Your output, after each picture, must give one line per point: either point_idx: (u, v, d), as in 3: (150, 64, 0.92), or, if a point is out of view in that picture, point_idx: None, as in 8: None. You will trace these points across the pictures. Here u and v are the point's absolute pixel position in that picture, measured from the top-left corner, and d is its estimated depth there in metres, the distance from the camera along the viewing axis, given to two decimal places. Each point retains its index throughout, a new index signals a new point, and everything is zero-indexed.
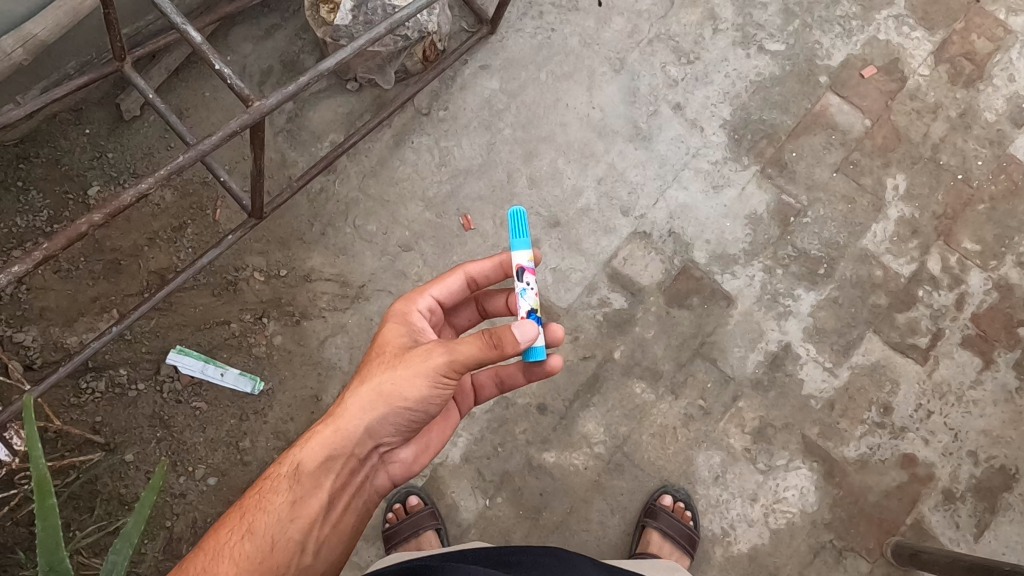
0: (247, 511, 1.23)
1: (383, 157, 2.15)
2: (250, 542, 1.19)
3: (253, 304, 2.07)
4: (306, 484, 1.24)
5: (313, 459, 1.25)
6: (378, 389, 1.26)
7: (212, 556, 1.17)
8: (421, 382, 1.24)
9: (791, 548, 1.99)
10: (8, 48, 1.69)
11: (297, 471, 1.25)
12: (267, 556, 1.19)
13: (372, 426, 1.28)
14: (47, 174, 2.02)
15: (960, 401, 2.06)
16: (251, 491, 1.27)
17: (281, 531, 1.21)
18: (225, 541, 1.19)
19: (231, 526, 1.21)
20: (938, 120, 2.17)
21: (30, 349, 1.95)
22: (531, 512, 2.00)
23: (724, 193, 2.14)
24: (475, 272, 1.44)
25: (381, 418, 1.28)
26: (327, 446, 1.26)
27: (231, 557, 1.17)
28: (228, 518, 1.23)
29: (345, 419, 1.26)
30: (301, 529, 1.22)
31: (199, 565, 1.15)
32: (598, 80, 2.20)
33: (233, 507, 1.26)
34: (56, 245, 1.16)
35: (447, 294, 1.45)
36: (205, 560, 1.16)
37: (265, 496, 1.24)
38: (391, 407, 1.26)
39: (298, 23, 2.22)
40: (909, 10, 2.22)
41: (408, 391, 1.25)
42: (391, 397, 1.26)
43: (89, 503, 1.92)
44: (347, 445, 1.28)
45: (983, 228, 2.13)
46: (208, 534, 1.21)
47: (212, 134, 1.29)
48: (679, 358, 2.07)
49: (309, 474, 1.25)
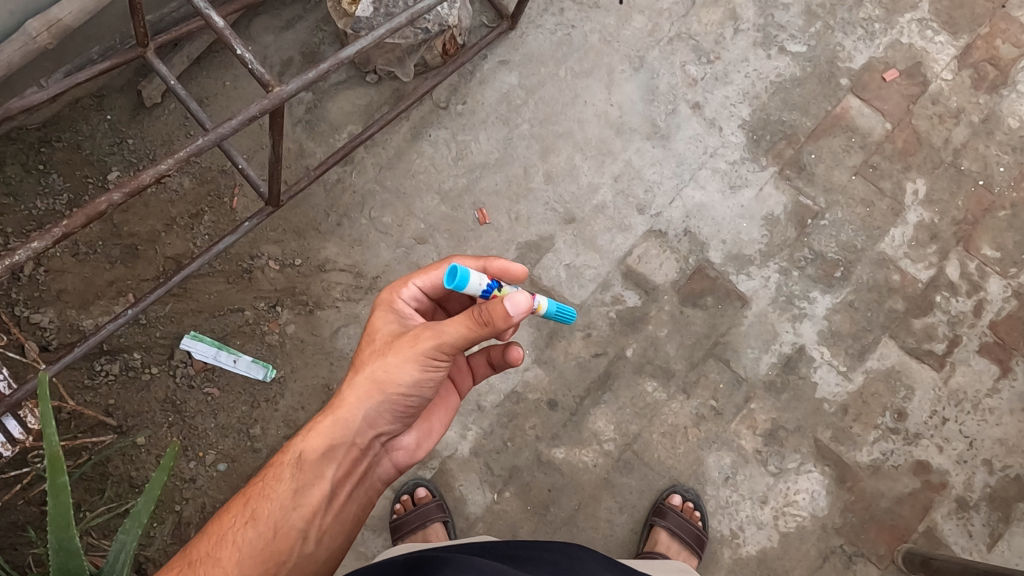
0: (250, 498, 1.23)
1: (400, 149, 2.16)
2: (253, 528, 1.19)
3: (267, 292, 2.08)
4: (308, 472, 1.24)
5: (314, 447, 1.25)
6: (372, 377, 1.25)
7: (215, 540, 1.18)
8: (412, 366, 1.24)
9: (801, 552, 1.98)
10: (33, 32, 1.71)
11: (300, 459, 1.25)
12: (270, 542, 1.19)
13: (370, 414, 1.27)
14: (68, 158, 2.04)
15: (975, 408, 2.04)
16: (255, 479, 1.27)
17: (283, 518, 1.21)
18: (230, 526, 1.20)
19: (234, 513, 1.21)
20: (960, 126, 2.15)
21: (47, 330, 1.96)
22: (539, 507, 2.00)
23: (742, 193, 2.13)
24: (461, 270, 1.36)
25: (378, 406, 1.27)
26: (327, 435, 1.26)
27: (235, 542, 1.17)
28: (233, 505, 1.23)
29: (343, 407, 1.26)
30: (303, 517, 1.22)
31: (203, 549, 1.17)
32: (617, 78, 2.19)
33: (239, 495, 1.26)
34: (75, 223, 1.17)
35: (431, 285, 1.40)
36: (209, 545, 1.17)
37: (269, 484, 1.24)
38: (387, 394, 1.25)
39: (319, 15, 2.23)
40: (934, 14, 2.20)
41: (402, 376, 1.25)
42: (385, 384, 1.25)
43: (99, 485, 1.93)
44: (349, 434, 1.27)
45: (1003, 235, 2.11)
46: (212, 520, 1.23)
47: (232, 118, 1.30)
48: (691, 358, 2.06)
49: (312, 461, 1.25)
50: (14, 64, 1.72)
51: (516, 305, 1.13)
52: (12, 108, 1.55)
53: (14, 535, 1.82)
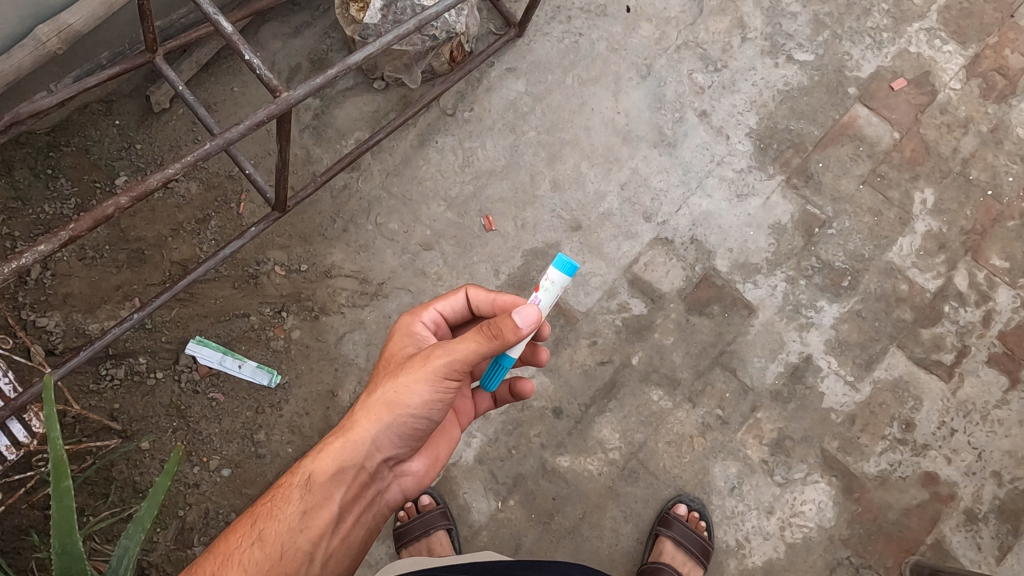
0: (258, 518, 1.21)
1: (407, 156, 2.16)
2: (260, 549, 1.17)
3: (272, 297, 2.08)
4: (317, 494, 1.23)
5: (325, 468, 1.24)
6: (384, 398, 1.25)
7: (221, 560, 1.14)
8: (423, 386, 1.23)
9: (807, 564, 1.96)
10: (43, 37, 1.72)
11: (309, 480, 1.23)
12: (276, 563, 1.17)
13: (381, 435, 1.26)
14: (76, 163, 2.05)
15: (984, 420, 2.02)
16: (264, 499, 1.25)
17: (289, 540, 1.19)
18: (237, 547, 1.17)
19: (241, 533, 1.19)
20: (968, 135, 2.15)
21: (53, 334, 1.96)
22: (543, 516, 1.99)
23: (748, 202, 2.13)
24: (476, 296, 1.43)
25: (389, 428, 1.26)
26: (337, 457, 1.24)
27: (241, 563, 1.15)
28: (239, 526, 1.21)
29: (353, 428, 1.25)
30: (310, 538, 1.20)
31: (209, 568, 1.13)
32: (625, 86, 2.19)
33: (246, 516, 1.24)
34: (82, 226, 1.15)
35: (449, 310, 1.44)
36: (215, 564, 1.14)
37: (277, 505, 1.22)
38: (396, 415, 1.25)
39: (327, 22, 2.24)
40: (942, 24, 2.20)
41: (412, 397, 1.24)
42: (395, 405, 1.24)
43: (103, 490, 1.92)
44: (358, 456, 1.26)
45: (1012, 245, 2.10)
46: (220, 540, 1.20)
47: (240, 123, 1.28)
48: (698, 367, 2.05)
49: (320, 483, 1.23)
50: (24, 69, 1.73)
51: (526, 317, 1.15)
52: (22, 112, 1.59)
53: (16, 539, 1.82)
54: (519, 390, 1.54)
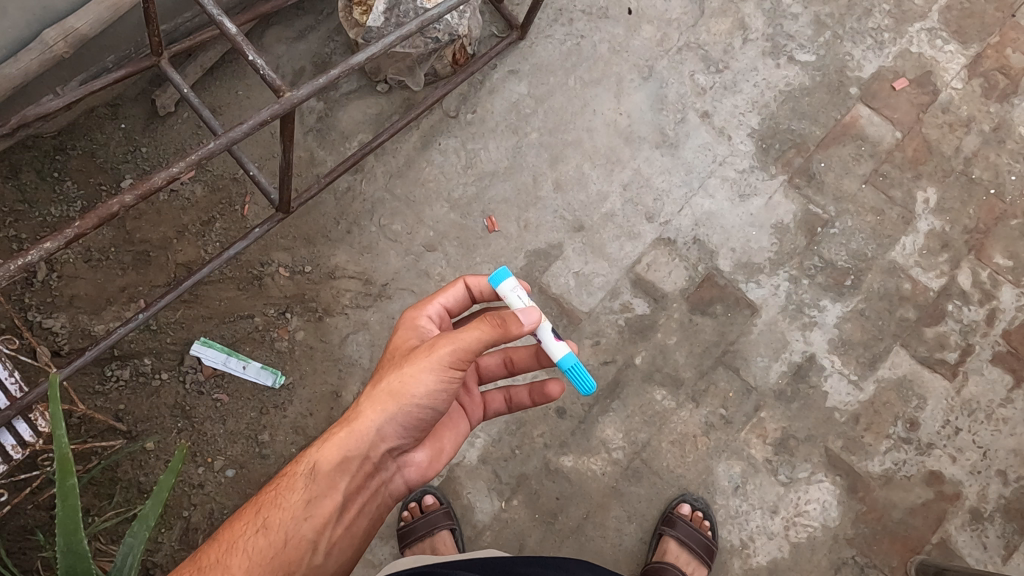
0: (263, 507, 1.21)
1: (410, 157, 2.17)
2: (264, 537, 1.16)
3: (277, 298, 2.08)
4: (321, 483, 1.22)
5: (329, 458, 1.23)
6: (388, 388, 1.25)
7: (225, 548, 1.14)
8: (429, 376, 1.24)
9: (812, 563, 1.96)
10: (50, 41, 1.74)
11: (313, 469, 1.23)
12: (279, 551, 1.16)
13: (385, 425, 1.26)
14: (82, 166, 2.06)
15: (989, 418, 2.02)
16: (267, 488, 1.25)
17: (293, 529, 1.18)
18: (240, 534, 1.17)
19: (245, 522, 1.19)
20: (971, 134, 2.15)
21: (59, 335, 1.97)
22: (547, 515, 1.99)
23: (751, 202, 2.13)
24: (475, 283, 1.44)
25: (393, 417, 1.25)
26: (340, 446, 1.24)
27: (245, 551, 1.14)
28: (243, 514, 1.21)
29: (358, 418, 1.25)
30: (313, 527, 1.20)
31: (212, 556, 1.13)
32: (627, 87, 2.20)
33: (249, 505, 1.24)
34: (87, 223, 1.16)
35: (453, 303, 1.44)
36: (219, 552, 1.13)
37: (281, 493, 1.22)
38: (401, 405, 1.25)
39: (332, 25, 2.25)
40: (944, 24, 2.20)
41: (418, 387, 1.24)
42: (400, 395, 1.24)
43: (109, 490, 1.93)
44: (362, 446, 1.25)
45: (1015, 243, 2.09)
46: (222, 528, 1.19)
47: (243, 122, 1.29)
48: (701, 366, 2.05)
49: (325, 473, 1.23)
50: (31, 73, 1.75)
51: (529, 317, 1.22)
52: (28, 115, 1.57)
53: (22, 539, 1.83)
54: (546, 392, 1.51)
